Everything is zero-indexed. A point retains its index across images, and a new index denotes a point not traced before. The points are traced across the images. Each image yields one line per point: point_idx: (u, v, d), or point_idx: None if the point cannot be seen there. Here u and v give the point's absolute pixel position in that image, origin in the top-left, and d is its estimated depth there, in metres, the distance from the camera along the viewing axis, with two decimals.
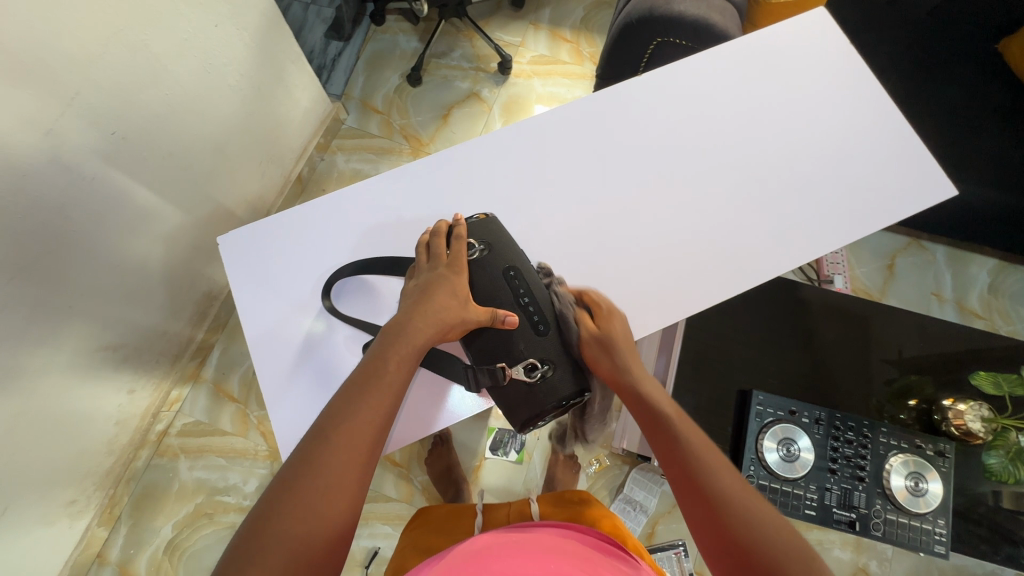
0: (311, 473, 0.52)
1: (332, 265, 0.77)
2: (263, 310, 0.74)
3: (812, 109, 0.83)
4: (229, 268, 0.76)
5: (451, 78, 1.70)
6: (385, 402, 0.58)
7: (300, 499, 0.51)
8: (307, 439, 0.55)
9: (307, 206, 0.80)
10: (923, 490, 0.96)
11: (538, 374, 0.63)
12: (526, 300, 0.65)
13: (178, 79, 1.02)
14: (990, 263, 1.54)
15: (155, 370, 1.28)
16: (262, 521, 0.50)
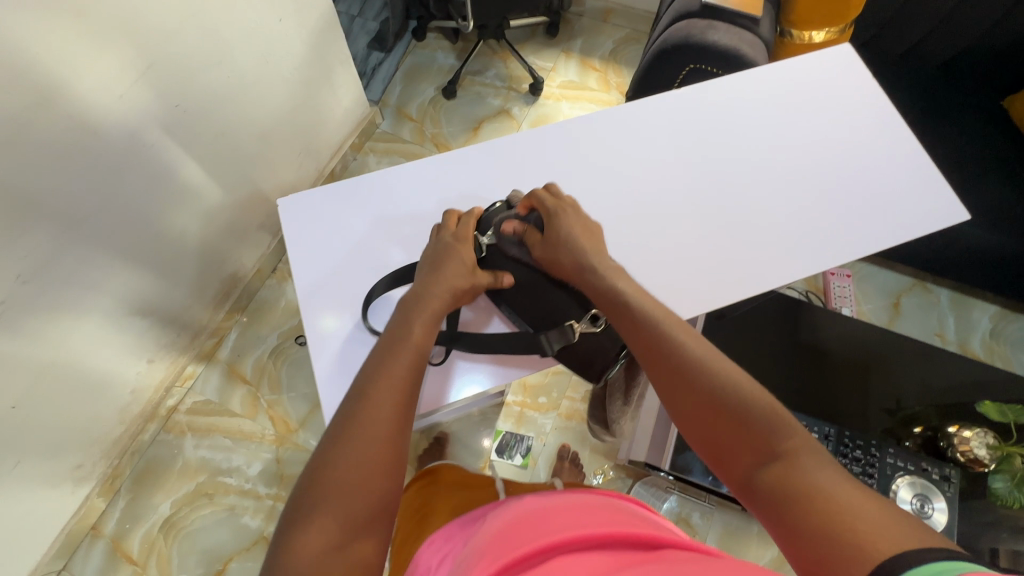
0: (357, 423, 0.55)
1: (383, 243, 0.80)
2: (315, 278, 0.77)
3: (835, 134, 0.89)
4: (286, 236, 0.80)
5: (484, 94, 1.79)
6: (411, 352, 0.62)
7: (347, 455, 0.53)
8: (348, 397, 0.59)
9: (357, 186, 0.84)
10: (927, 513, 0.99)
11: (602, 322, 0.70)
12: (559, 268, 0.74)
13: (238, 63, 1.08)
14: (992, 309, 1.59)
15: (174, 343, 1.30)
16: (313, 479, 0.52)
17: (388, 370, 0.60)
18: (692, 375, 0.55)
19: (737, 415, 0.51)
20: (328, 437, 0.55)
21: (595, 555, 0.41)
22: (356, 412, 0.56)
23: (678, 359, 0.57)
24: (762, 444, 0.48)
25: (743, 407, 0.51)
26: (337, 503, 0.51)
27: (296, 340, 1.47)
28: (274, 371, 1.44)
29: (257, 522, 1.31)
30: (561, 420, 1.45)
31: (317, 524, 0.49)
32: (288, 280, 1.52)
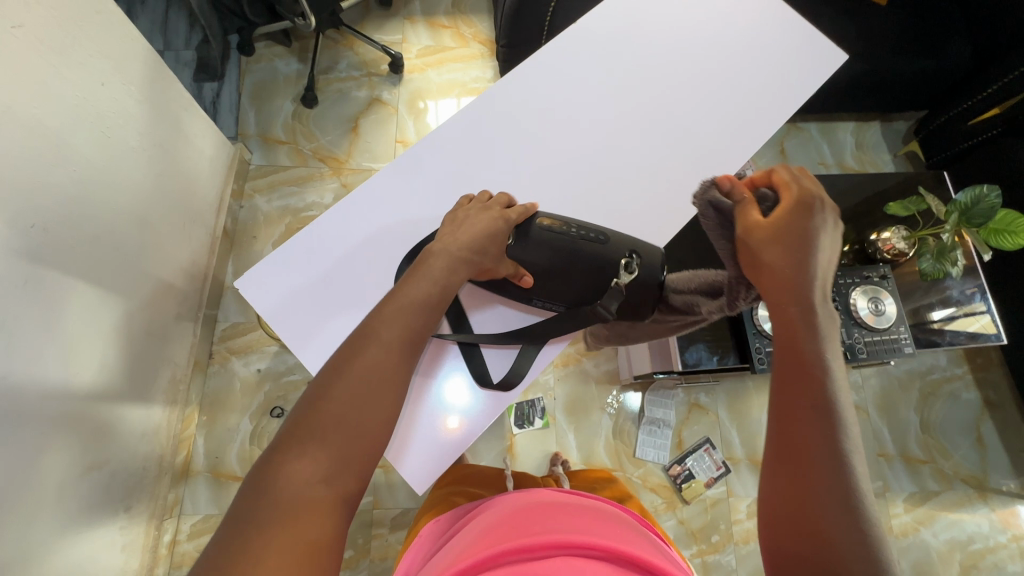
0: (362, 375, 0.57)
1: (365, 284, 0.77)
2: (316, 347, 0.74)
3: (716, 22, 0.95)
4: (264, 318, 0.74)
5: (347, 90, 1.66)
6: (406, 321, 0.62)
7: (340, 404, 0.55)
8: (347, 341, 0.60)
9: (310, 235, 0.78)
10: (883, 309, 1.15)
11: (634, 264, 0.74)
12: (552, 238, 0.74)
13: (82, 151, 0.91)
14: (851, 126, 1.83)
15: (145, 477, 1.15)
16: (308, 412, 0.55)
17: (388, 343, 0.60)
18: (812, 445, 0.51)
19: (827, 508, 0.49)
20: (329, 380, 0.57)
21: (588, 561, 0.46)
22: (357, 364, 0.58)
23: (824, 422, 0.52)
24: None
25: (857, 550, 0.47)
26: (330, 442, 0.54)
27: (272, 415, 1.35)
28: None
29: None
30: (560, 370, 1.49)
31: (307, 458, 0.52)
32: (233, 358, 1.38)
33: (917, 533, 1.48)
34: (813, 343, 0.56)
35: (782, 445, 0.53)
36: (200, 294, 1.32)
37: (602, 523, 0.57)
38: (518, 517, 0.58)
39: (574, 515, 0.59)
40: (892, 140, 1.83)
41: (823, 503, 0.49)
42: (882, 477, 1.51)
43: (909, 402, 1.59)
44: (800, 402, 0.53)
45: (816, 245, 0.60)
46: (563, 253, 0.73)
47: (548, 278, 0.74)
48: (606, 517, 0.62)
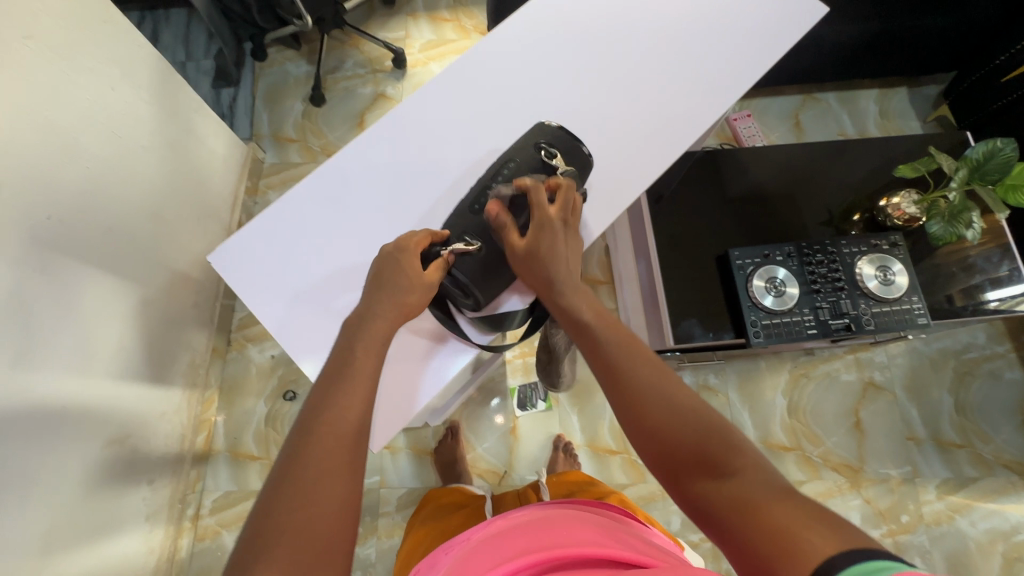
0: (309, 443, 0.53)
1: (334, 257, 0.78)
2: (287, 318, 0.76)
3: None
4: (238, 291, 0.77)
5: (353, 87, 1.72)
6: (365, 376, 0.59)
7: (295, 493, 0.50)
8: (296, 425, 0.56)
9: (282, 209, 0.80)
10: (892, 278, 1.09)
11: (544, 153, 0.74)
12: (494, 185, 0.73)
13: (94, 149, 0.99)
14: (874, 93, 1.73)
15: (167, 454, 1.23)
16: (263, 514, 0.49)
17: (343, 403, 0.56)
18: (645, 402, 0.57)
19: (699, 446, 0.52)
20: (284, 461, 0.52)
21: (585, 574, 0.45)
22: (308, 430, 0.54)
23: (649, 387, 0.58)
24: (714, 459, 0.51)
25: (698, 430, 0.53)
26: (290, 538, 0.47)
27: (285, 398, 1.42)
28: (278, 435, 1.39)
29: None
30: None
31: (269, 562, 0.46)
32: (249, 345, 1.46)
33: (952, 522, 1.38)
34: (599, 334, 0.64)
35: (625, 414, 0.58)
36: (216, 285, 1.41)
37: (570, 529, 0.54)
38: (510, 531, 0.56)
39: (550, 525, 0.55)
40: (921, 105, 1.71)
41: (659, 422, 0.55)
42: (912, 462, 1.42)
43: (942, 382, 1.49)
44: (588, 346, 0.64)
45: (559, 252, 0.69)
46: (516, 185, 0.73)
47: (523, 208, 0.73)
48: (576, 519, 0.58)
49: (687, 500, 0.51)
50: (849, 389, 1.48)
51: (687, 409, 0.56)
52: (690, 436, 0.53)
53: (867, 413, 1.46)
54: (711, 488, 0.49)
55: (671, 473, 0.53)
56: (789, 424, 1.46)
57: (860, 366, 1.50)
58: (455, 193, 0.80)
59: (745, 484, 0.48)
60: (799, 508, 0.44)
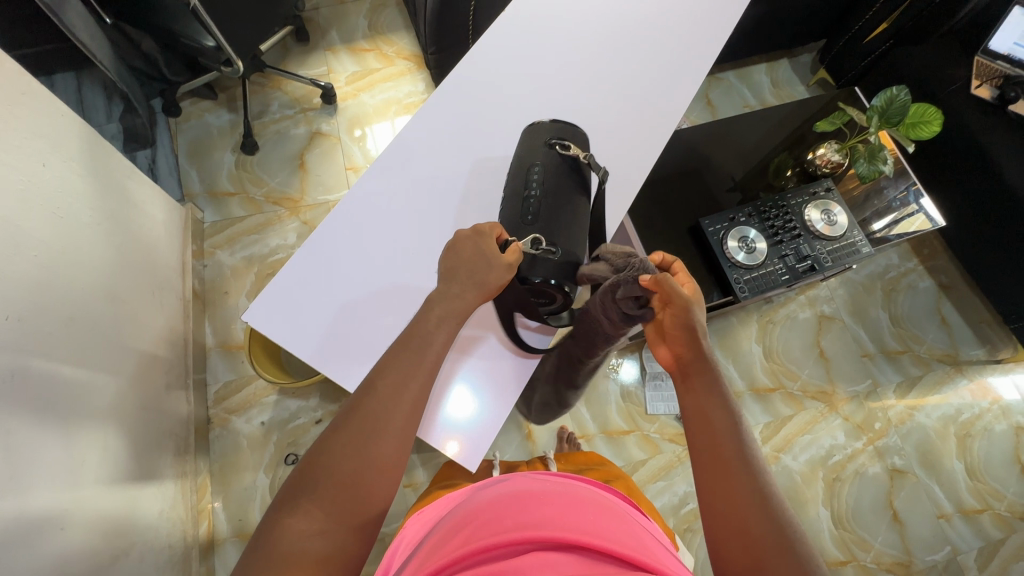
0: (365, 416, 0.57)
1: (375, 287, 0.76)
2: (341, 359, 0.73)
3: None
4: (282, 343, 0.73)
5: (284, 129, 1.65)
6: (428, 359, 0.62)
7: (344, 455, 0.54)
8: (362, 388, 0.59)
9: (307, 251, 0.77)
10: (835, 218, 1.25)
11: (559, 147, 0.77)
12: (533, 193, 0.73)
13: (36, 235, 0.88)
14: (764, 67, 1.96)
15: (172, 557, 1.10)
16: (315, 460, 0.54)
17: (403, 393, 0.59)
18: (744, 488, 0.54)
19: (782, 553, 0.50)
20: (338, 425, 0.57)
21: (560, 556, 0.40)
22: (365, 403, 0.58)
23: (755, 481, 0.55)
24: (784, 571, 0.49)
25: (783, 538, 0.51)
26: (329, 495, 0.52)
27: (287, 462, 1.32)
28: None
29: None
30: None
31: (304, 511, 0.51)
32: (233, 418, 1.35)
33: (913, 418, 1.59)
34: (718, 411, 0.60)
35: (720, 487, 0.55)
36: (184, 361, 1.29)
37: (576, 499, 0.50)
38: (501, 504, 0.48)
39: (545, 493, 0.50)
40: (802, 72, 1.97)
41: (749, 506, 0.53)
42: (870, 375, 1.63)
43: (876, 302, 1.71)
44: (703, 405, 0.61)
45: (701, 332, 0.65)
46: (551, 185, 0.74)
47: (569, 200, 0.75)
48: (570, 485, 0.55)
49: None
50: (808, 325, 1.66)
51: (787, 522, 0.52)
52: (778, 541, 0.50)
53: (826, 342, 1.65)
54: None
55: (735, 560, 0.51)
56: (768, 367, 1.60)
57: (811, 303, 1.69)
58: (474, 205, 0.81)
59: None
60: None
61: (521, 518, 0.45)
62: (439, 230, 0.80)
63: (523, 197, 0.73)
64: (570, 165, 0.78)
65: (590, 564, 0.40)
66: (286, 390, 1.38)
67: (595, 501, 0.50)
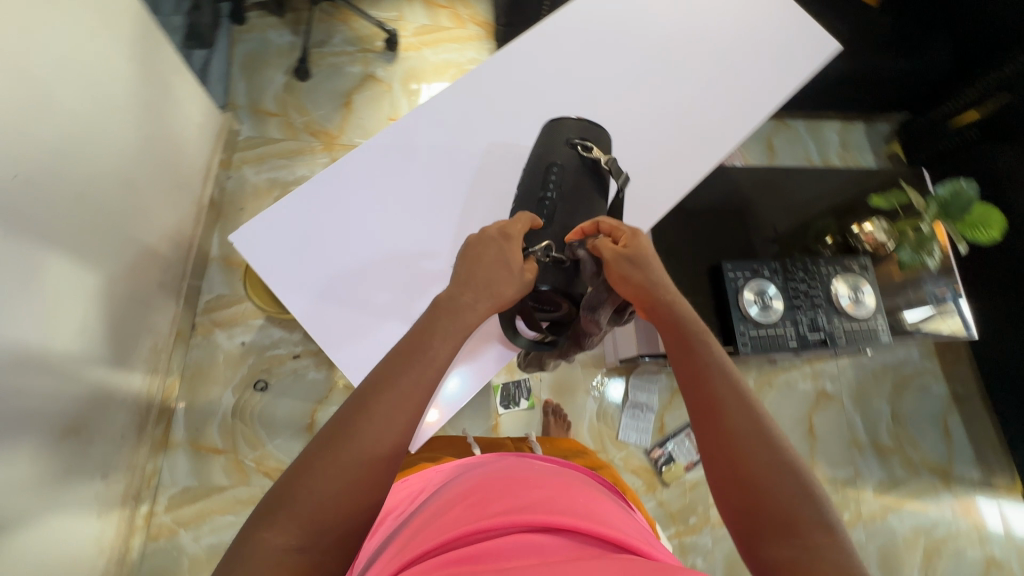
0: (353, 430, 0.52)
1: (368, 245, 0.74)
2: (314, 304, 0.72)
3: None
4: (261, 275, 0.72)
5: (340, 64, 1.64)
6: (429, 376, 0.57)
7: (328, 467, 0.50)
8: (353, 395, 0.56)
9: (309, 187, 0.76)
10: (862, 298, 1.19)
11: (581, 146, 0.71)
12: (549, 195, 0.69)
13: (68, 104, 0.88)
14: (837, 125, 1.87)
15: (122, 447, 1.12)
16: (300, 465, 0.51)
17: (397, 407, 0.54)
18: (743, 443, 0.53)
19: (786, 508, 0.50)
20: (335, 421, 0.54)
21: (546, 538, 0.41)
22: (353, 419, 0.53)
23: (755, 436, 0.54)
24: (802, 529, 0.49)
25: (790, 495, 0.50)
26: (305, 515, 0.48)
27: (256, 387, 1.34)
28: (246, 427, 1.31)
29: None
30: None
31: (277, 526, 0.47)
32: (216, 330, 1.36)
33: (885, 519, 1.53)
34: (709, 365, 0.59)
35: (721, 447, 0.54)
36: (183, 263, 1.30)
37: (568, 487, 0.51)
38: (493, 483, 0.51)
39: (538, 479, 0.51)
40: (875, 141, 1.87)
41: (749, 463, 0.52)
42: (854, 465, 1.57)
43: (881, 393, 1.64)
44: (687, 365, 0.60)
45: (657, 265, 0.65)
46: (569, 186, 0.70)
47: (584, 206, 0.70)
48: (562, 475, 0.55)
49: (754, 557, 0.50)
50: (804, 398, 1.60)
51: (792, 471, 0.52)
52: (785, 498, 0.50)
53: (818, 419, 1.59)
54: (780, 552, 0.48)
55: (742, 522, 0.51)
56: None
57: (814, 376, 1.63)
58: (487, 189, 0.78)
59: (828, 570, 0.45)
60: None
61: (511, 500, 0.46)
62: (447, 204, 0.77)
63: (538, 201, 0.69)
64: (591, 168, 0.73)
65: (579, 547, 0.41)
66: (273, 318, 1.39)
67: (593, 492, 0.52)
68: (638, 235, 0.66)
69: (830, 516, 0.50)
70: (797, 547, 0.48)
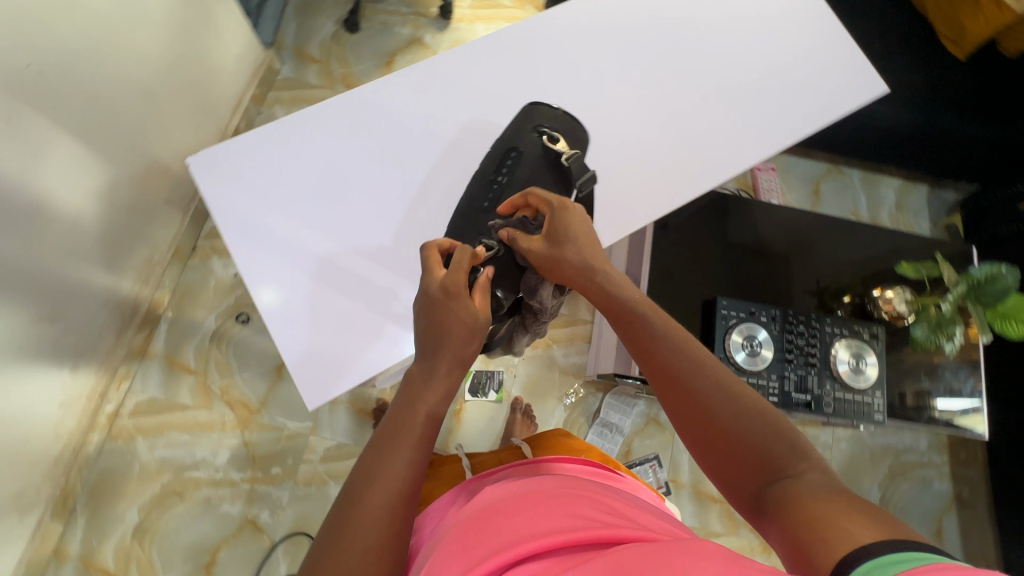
0: (353, 518, 0.51)
1: (313, 194, 0.76)
2: (247, 240, 0.73)
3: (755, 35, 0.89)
4: (206, 201, 0.74)
5: (391, 23, 1.64)
6: (417, 444, 0.56)
7: (334, 567, 0.48)
8: (346, 488, 0.54)
9: (278, 128, 0.77)
10: (863, 367, 1.10)
11: (547, 136, 0.73)
12: (500, 179, 0.72)
13: (96, 8, 0.91)
14: (896, 182, 1.73)
15: (98, 346, 1.17)
16: (307, 575, 0.49)
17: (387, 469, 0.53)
18: (705, 402, 0.56)
19: (753, 446, 0.52)
20: (333, 517, 0.52)
21: (537, 560, 0.41)
22: (350, 507, 0.51)
23: (711, 391, 0.56)
24: (773, 465, 0.50)
25: (757, 436, 0.52)
26: None
27: (237, 320, 1.37)
28: (220, 355, 1.34)
29: (237, 508, 1.27)
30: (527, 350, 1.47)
31: None
32: (214, 257, 1.40)
33: None
34: (654, 334, 0.61)
35: (686, 413, 0.56)
36: (194, 186, 1.34)
37: (549, 493, 0.50)
38: (479, 517, 0.50)
39: (520, 497, 0.51)
40: (936, 208, 1.72)
41: (713, 418, 0.54)
42: None
43: (875, 476, 1.52)
44: (637, 341, 0.61)
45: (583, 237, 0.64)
46: (524, 176, 0.72)
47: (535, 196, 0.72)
48: (543, 481, 0.55)
49: (744, 503, 0.52)
50: None
51: (747, 409, 0.54)
52: (751, 436, 0.52)
53: None
54: (764, 487, 0.50)
55: (729, 476, 0.53)
56: None
57: None
58: (451, 165, 0.78)
59: (800, 486, 0.47)
60: (846, 503, 0.42)
61: (499, 533, 0.46)
62: (401, 171, 0.77)
63: (490, 184, 0.73)
64: (552, 161, 0.73)
65: (568, 559, 0.40)
66: None
67: (581, 493, 0.51)
68: (565, 207, 0.65)
69: (791, 435, 0.52)
70: (773, 480, 0.50)
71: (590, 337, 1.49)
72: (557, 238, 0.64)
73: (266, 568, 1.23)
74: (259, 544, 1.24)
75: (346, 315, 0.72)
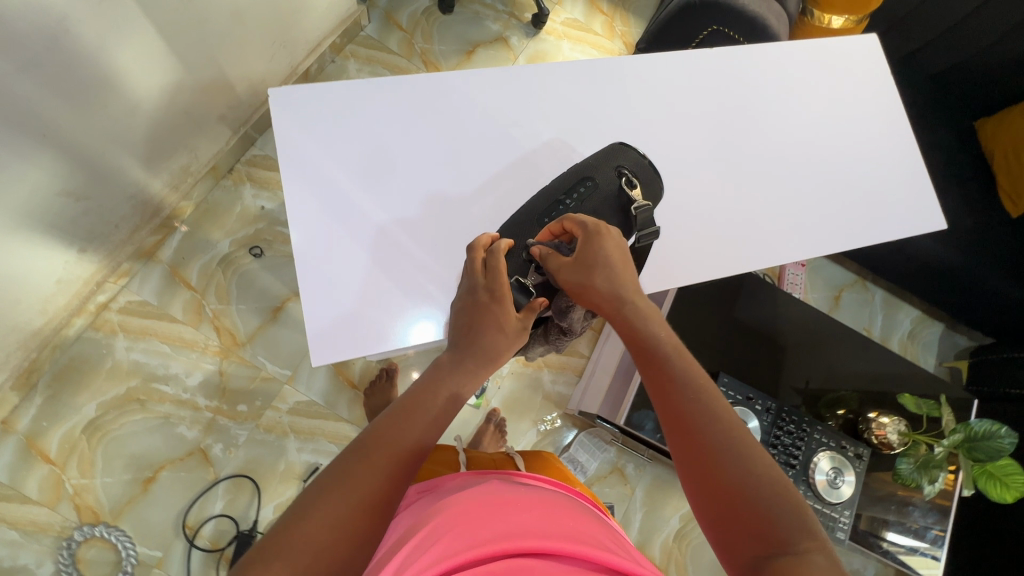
0: (353, 476, 0.50)
1: (381, 162, 0.76)
2: (306, 186, 0.73)
3: (834, 138, 0.91)
4: (278, 135, 0.74)
5: (483, 16, 1.65)
6: (430, 422, 0.56)
7: (324, 518, 0.46)
8: (349, 448, 0.53)
9: (368, 85, 0.78)
10: (839, 484, 1.09)
11: (626, 179, 0.74)
12: (566, 204, 0.73)
13: None
14: (915, 313, 1.74)
15: (110, 236, 1.16)
16: (288, 521, 0.47)
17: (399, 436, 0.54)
18: (721, 463, 0.54)
19: (764, 518, 0.50)
20: (332, 470, 0.51)
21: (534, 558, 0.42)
22: (352, 464, 0.51)
23: (729, 452, 0.54)
24: (781, 539, 0.48)
25: (769, 505, 0.50)
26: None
27: (250, 252, 1.37)
28: (222, 280, 1.34)
29: (193, 433, 1.26)
30: (519, 366, 1.46)
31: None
32: (247, 185, 1.40)
33: None
34: (681, 383, 0.60)
35: (700, 469, 0.54)
36: (250, 111, 1.33)
37: (545, 513, 0.51)
38: (471, 513, 0.51)
39: (516, 508, 0.52)
40: (945, 349, 1.73)
41: (727, 481, 0.52)
42: None
43: None
44: (662, 384, 0.60)
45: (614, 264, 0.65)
46: (590, 207, 0.73)
47: None
48: (544, 504, 0.55)
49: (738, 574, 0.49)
50: None
51: (762, 479, 0.52)
52: (762, 506, 0.50)
53: None
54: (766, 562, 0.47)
55: (731, 543, 0.51)
56: (668, 545, 1.42)
57: None
58: (517, 174, 0.79)
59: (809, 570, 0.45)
60: None
61: (494, 529, 0.47)
62: (470, 166, 0.78)
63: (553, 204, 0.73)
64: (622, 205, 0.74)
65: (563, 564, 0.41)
66: None
67: (572, 522, 0.52)
68: (600, 230, 0.65)
69: (802, 517, 0.50)
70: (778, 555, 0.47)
71: (582, 371, 1.49)
72: (586, 262, 0.65)
73: (201, 500, 1.21)
74: (203, 475, 1.23)
75: (380, 282, 0.72)
